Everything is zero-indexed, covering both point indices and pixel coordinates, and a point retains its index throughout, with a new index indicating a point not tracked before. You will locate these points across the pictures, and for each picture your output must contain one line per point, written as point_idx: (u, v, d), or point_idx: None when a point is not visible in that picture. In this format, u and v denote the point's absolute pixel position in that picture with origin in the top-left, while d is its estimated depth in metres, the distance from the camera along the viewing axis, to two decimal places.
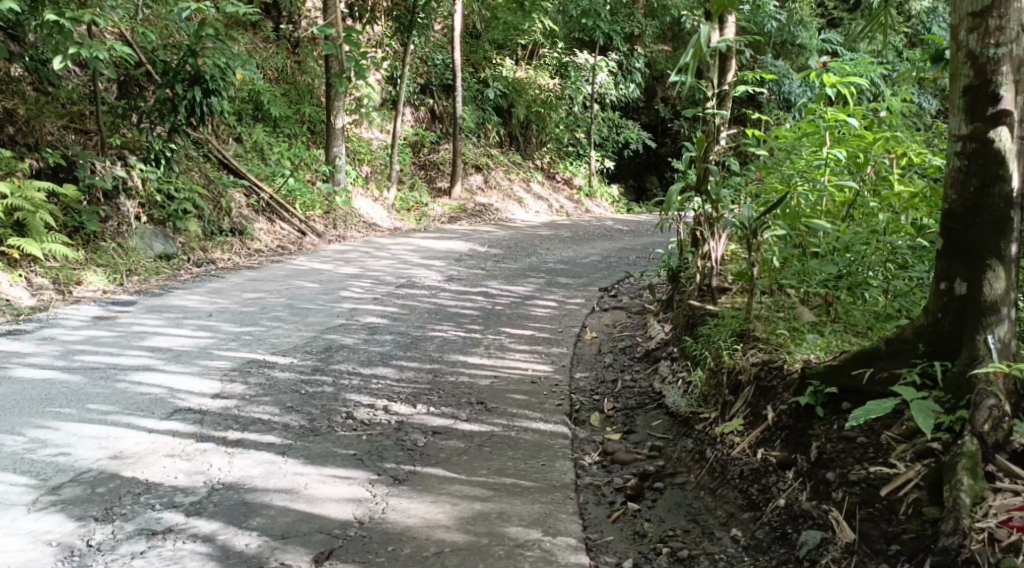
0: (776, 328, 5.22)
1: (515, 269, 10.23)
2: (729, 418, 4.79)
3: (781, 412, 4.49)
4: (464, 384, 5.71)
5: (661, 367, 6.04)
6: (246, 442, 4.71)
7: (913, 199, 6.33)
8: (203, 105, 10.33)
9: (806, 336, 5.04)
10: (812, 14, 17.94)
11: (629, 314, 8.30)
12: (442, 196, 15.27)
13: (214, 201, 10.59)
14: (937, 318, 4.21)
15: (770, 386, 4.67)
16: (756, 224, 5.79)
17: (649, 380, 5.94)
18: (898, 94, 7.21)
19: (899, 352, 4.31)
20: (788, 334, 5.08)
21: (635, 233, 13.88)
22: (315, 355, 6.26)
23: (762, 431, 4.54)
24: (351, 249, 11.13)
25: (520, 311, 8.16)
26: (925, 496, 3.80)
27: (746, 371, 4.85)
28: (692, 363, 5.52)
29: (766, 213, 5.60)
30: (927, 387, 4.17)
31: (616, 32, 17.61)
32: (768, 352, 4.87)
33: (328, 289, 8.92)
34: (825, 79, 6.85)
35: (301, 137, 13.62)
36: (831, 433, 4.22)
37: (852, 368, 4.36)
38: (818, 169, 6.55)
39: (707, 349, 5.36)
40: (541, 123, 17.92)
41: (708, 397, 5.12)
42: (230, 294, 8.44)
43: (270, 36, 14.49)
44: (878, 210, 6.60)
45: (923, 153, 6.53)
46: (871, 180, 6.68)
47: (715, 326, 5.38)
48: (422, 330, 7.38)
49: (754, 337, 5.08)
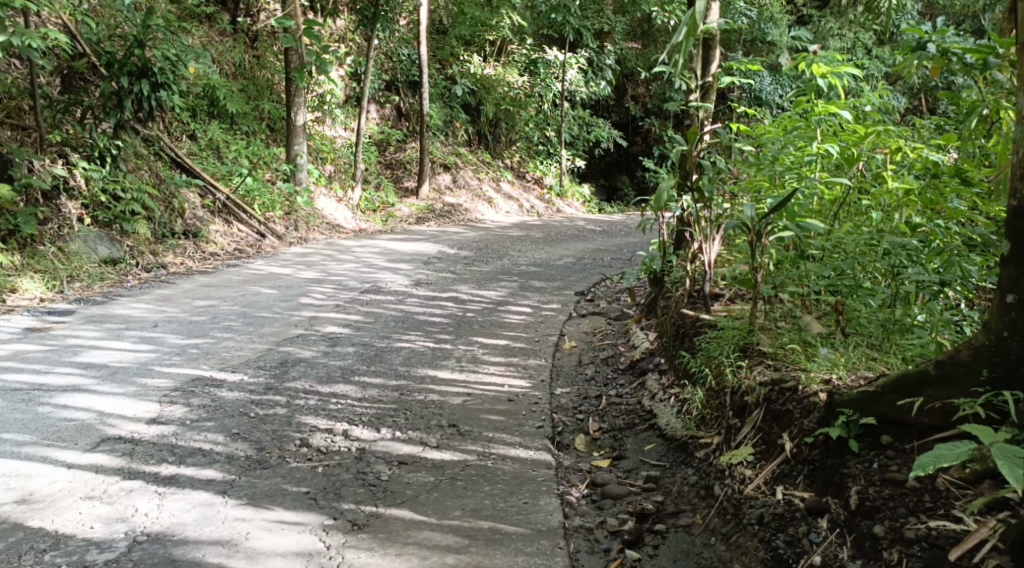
0: (784, 340, 4.70)
1: (486, 273, 9.68)
2: (736, 446, 4.30)
3: (801, 443, 4.03)
4: (433, 403, 5.15)
5: (649, 382, 5.52)
6: (181, 479, 4.12)
7: (907, 198, 5.84)
8: (151, 99, 9.75)
9: (818, 350, 4.52)
10: (783, 11, 17.54)
11: (609, 320, 7.78)
12: (409, 196, 14.67)
13: (165, 201, 9.99)
14: (1004, 339, 3.65)
15: (784, 411, 4.18)
16: (759, 225, 5.20)
17: (637, 397, 5.43)
18: (875, 92, 6.80)
19: (952, 377, 3.75)
20: (798, 349, 4.56)
21: (608, 234, 13.39)
22: (268, 372, 5.66)
23: (779, 465, 4.06)
24: (313, 252, 10.53)
25: (494, 319, 7.60)
26: (1007, 562, 3.29)
27: (753, 392, 4.36)
28: (687, 379, 5.01)
29: (773, 212, 5.02)
30: (995, 422, 3.60)
31: (586, 28, 17.14)
32: (779, 370, 4.38)
33: (286, 295, 8.32)
34: (816, 69, 6.26)
35: (259, 135, 12.99)
36: (871, 475, 3.72)
37: (896, 397, 3.82)
38: (810, 166, 6.00)
39: (706, 365, 4.82)
40: (510, 121, 17.36)
41: (706, 419, 4.64)
42: (179, 303, 7.82)
43: (227, 29, 13.81)
44: (870, 210, 6.11)
45: (920, 148, 6.04)
46: (862, 177, 6.17)
47: (714, 339, 4.85)
48: (388, 341, 6.81)
49: (760, 352, 4.57)
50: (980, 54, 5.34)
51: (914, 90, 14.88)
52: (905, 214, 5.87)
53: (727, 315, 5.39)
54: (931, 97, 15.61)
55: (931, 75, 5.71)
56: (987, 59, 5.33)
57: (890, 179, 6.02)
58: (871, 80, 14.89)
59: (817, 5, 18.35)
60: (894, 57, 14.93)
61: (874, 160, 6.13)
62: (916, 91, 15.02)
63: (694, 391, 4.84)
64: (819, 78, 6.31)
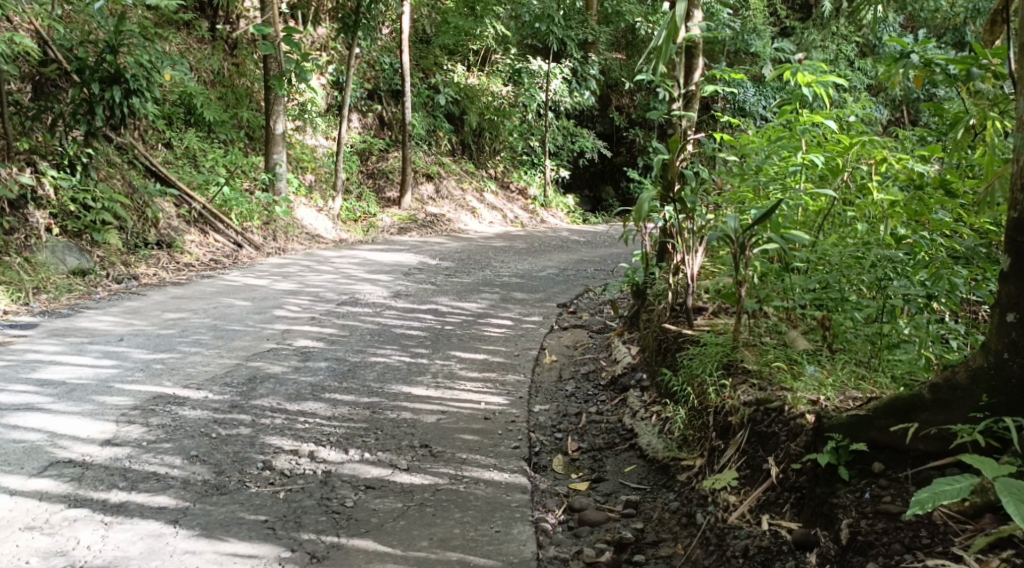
0: (769, 357, 4.53)
1: (467, 284, 9.47)
2: (719, 469, 4.13)
3: (787, 468, 3.87)
4: (405, 421, 4.95)
5: (629, 400, 5.33)
6: (130, 507, 3.93)
7: (893, 210, 5.67)
8: (123, 106, 9.62)
9: (804, 368, 4.35)
10: (765, 22, 17.46)
11: (591, 333, 7.59)
12: (391, 206, 14.45)
13: (139, 211, 9.77)
14: (1003, 360, 3.52)
15: (770, 433, 4.02)
16: (743, 236, 5.01)
17: (617, 414, 5.24)
18: (857, 103, 6.64)
19: (948, 402, 3.63)
20: (784, 366, 4.39)
21: (592, 245, 13.20)
22: (235, 389, 5.46)
23: (764, 491, 3.90)
24: (290, 263, 10.30)
25: (473, 332, 7.40)
26: None
27: (737, 413, 4.19)
28: (669, 397, 4.83)
29: (758, 225, 4.84)
30: (995, 451, 3.49)
31: (569, 37, 16.98)
32: (763, 389, 4.21)
33: (260, 307, 8.09)
34: (800, 77, 6.09)
35: (237, 144, 12.77)
36: (863, 507, 3.56)
37: (891, 423, 3.67)
38: (795, 176, 5.84)
39: (688, 383, 4.65)
40: (494, 131, 17.17)
41: (689, 440, 4.47)
42: (148, 315, 7.61)
43: (205, 36, 13.59)
44: (855, 222, 5.94)
45: (906, 158, 5.87)
46: (847, 187, 6.01)
47: (697, 355, 4.66)
48: (362, 356, 6.60)
49: (744, 370, 4.41)
50: (964, 64, 5.23)
51: (897, 101, 14.77)
52: (890, 226, 5.71)
53: (710, 330, 5.21)
54: (915, 109, 15.52)
55: (913, 85, 5.62)
56: (971, 69, 5.22)
57: (875, 191, 5.86)
58: (854, 92, 14.79)
59: (800, 17, 18.27)
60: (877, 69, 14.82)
61: (859, 171, 5.96)
62: (899, 102, 14.91)
63: (676, 410, 4.65)
64: (804, 86, 6.13)
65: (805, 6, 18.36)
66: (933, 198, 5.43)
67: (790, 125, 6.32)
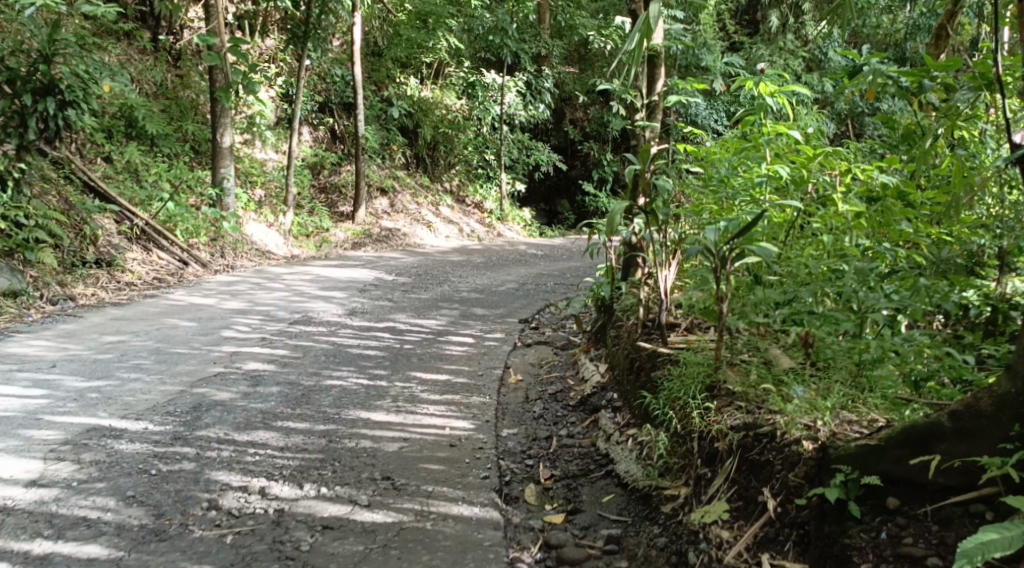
0: (754, 377, 4.37)
1: (425, 300, 9.16)
2: (708, 501, 4.00)
3: (797, 507, 3.74)
4: (365, 451, 4.71)
5: (601, 421, 5.08)
6: (57, 558, 3.74)
7: (858, 220, 5.52)
8: (58, 117, 9.16)
9: (792, 389, 4.20)
10: (715, 36, 17.40)
11: (556, 350, 7.33)
12: (344, 221, 14.06)
13: (76, 228, 9.39)
14: None
15: (763, 462, 3.91)
16: (724, 251, 4.73)
17: (589, 437, 4.99)
18: (813, 115, 6.61)
19: (970, 432, 3.55)
20: (770, 388, 4.26)
21: (550, 258, 12.93)
22: (178, 419, 5.28)
23: (762, 527, 3.80)
24: (240, 280, 9.92)
25: (433, 350, 7.08)
26: None
27: (724, 438, 4.08)
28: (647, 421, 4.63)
29: (738, 237, 4.62)
30: None
31: (523, 50, 16.74)
32: (750, 412, 4.11)
33: (207, 327, 7.72)
34: (764, 88, 6.01)
35: (182, 158, 12.35)
36: (883, 552, 3.48)
37: (910, 457, 3.59)
38: (762, 186, 5.63)
39: (668, 406, 4.45)
40: (448, 144, 16.85)
41: (671, 467, 4.32)
42: (85, 339, 7.26)
43: (147, 47, 13.18)
44: (819, 233, 5.75)
45: (871, 168, 5.70)
46: (814, 198, 5.82)
47: (678, 377, 4.48)
48: (317, 378, 6.26)
49: (729, 392, 4.26)
50: (915, 76, 5.44)
51: (843, 113, 14.79)
52: (854, 236, 5.58)
53: (688, 346, 4.94)
54: (861, 123, 15.58)
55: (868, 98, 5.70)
56: (922, 81, 5.42)
57: (839, 202, 5.66)
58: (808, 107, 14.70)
59: (748, 32, 18.34)
60: (824, 82, 14.85)
61: (825, 182, 5.79)
62: (843, 115, 14.95)
63: (657, 436, 4.45)
64: (766, 97, 6.06)
65: (752, 22, 18.42)
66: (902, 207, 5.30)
67: (754, 136, 6.14)
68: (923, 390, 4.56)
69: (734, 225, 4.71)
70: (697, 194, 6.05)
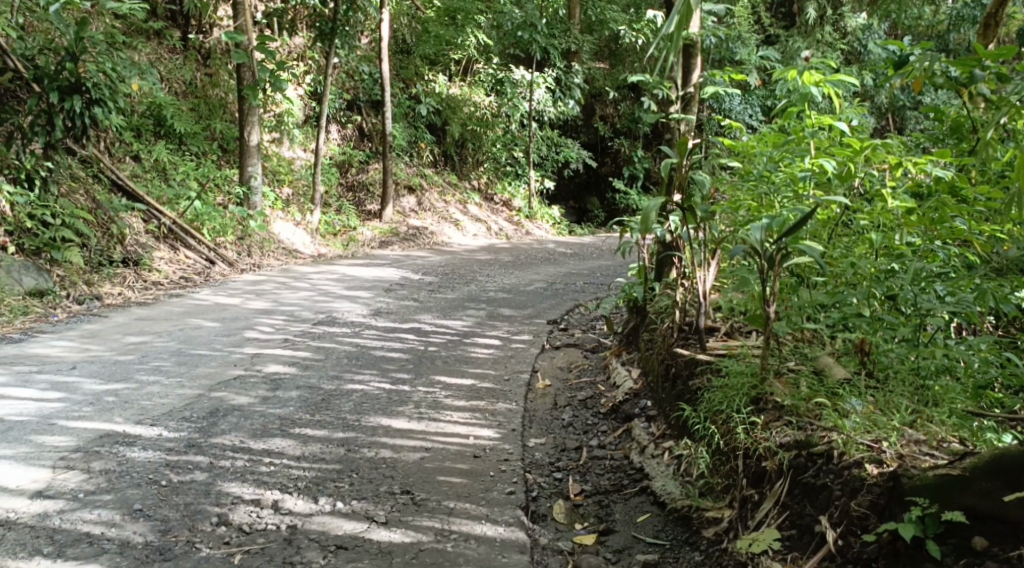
0: (803, 388, 4.21)
1: (452, 300, 8.92)
2: (755, 527, 3.90)
3: (863, 543, 3.60)
4: (384, 462, 4.47)
5: (635, 431, 4.84)
6: None
7: (908, 217, 5.19)
8: (84, 115, 9.00)
9: (847, 402, 4.04)
10: (749, 29, 17.00)
11: (586, 353, 7.06)
12: (372, 219, 13.85)
13: (103, 227, 9.23)
14: None
15: (819, 486, 3.79)
16: (771, 249, 4.44)
17: (624, 448, 4.76)
18: (857, 106, 6.27)
19: None
20: (823, 400, 4.11)
21: (579, 257, 12.65)
22: (194, 425, 5.06)
23: (817, 560, 3.67)
24: (266, 279, 9.73)
25: (458, 353, 6.82)
26: None
27: (772, 458, 3.97)
28: (689, 436, 4.46)
29: (789, 235, 4.31)
30: None
31: (553, 46, 16.44)
32: (801, 428, 4.01)
33: (230, 328, 7.53)
34: (808, 77, 5.70)
35: (209, 156, 12.17)
36: None
37: (1004, 493, 3.43)
38: (806, 181, 5.33)
39: (712, 421, 4.32)
40: (476, 141, 16.57)
41: (713, 487, 4.20)
42: (107, 340, 7.08)
43: (176, 46, 13.05)
44: (866, 231, 5.44)
45: (922, 161, 5.38)
46: (860, 194, 5.53)
47: (720, 388, 4.36)
48: (339, 382, 6.02)
49: (781, 407, 4.15)
50: (965, 66, 5.05)
51: (882, 106, 14.44)
52: (903, 234, 5.28)
53: (729, 352, 4.66)
54: (901, 117, 15.21)
55: (915, 89, 5.36)
56: (972, 71, 5.02)
57: (888, 198, 5.34)
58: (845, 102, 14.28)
59: (783, 24, 17.92)
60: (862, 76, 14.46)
61: (872, 176, 5.47)
62: (883, 108, 14.59)
63: (698, 453, 4.33)
64: (810, 86, 5.76)
65: (788, 15, 18.00)
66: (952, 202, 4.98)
67: (797, 128, 5.83)
68: (980, 399, 4.27)
69: (781, 223, 4.41)
70: (735, 190, 5.75)
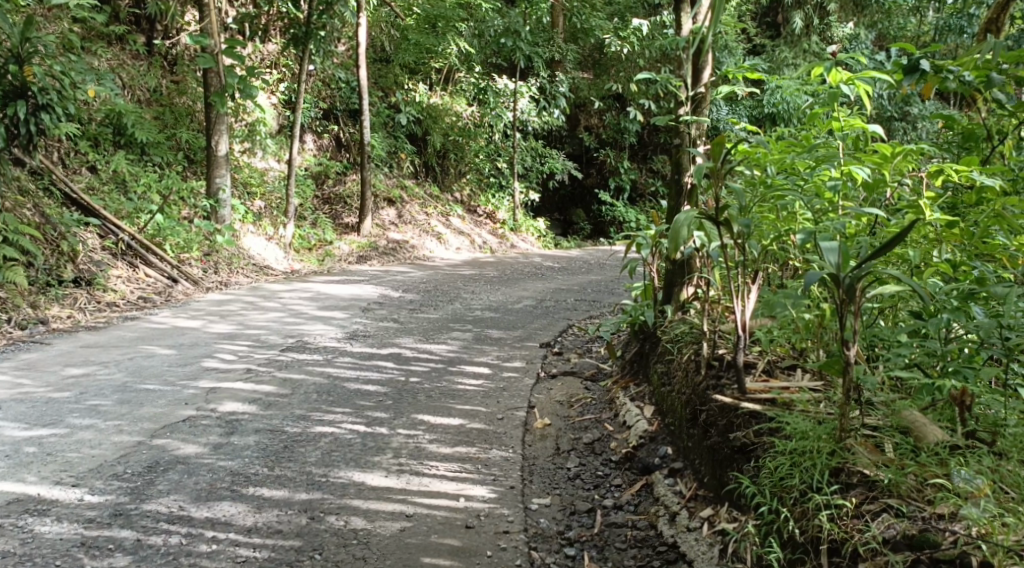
0: (889, 459, 3.52)
1: (435, 321, 8.09)
2: None
3: None
4: (355, 536, 3.83)
5: (666, 498, 4.13)
6: None
7: (946, 231, 4.47)
8: (30, 123, 8.36)
9: (958, 478, 3.38)
10: (739, 38, 16.24)
11: (585, 381, 6.25)
12: (349, 233, 12.98)
13: (52, 243, 8.37)
14: None
15: None
16: (848, 276, 3.61)
17: (653, 518, 4.06)
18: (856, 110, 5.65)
19: None
20: (922, 476, 3.45)
21: (568, 271, 11.87)
22: (127, 484, 4.22)
23: None
24: (233, 299, 8.85)
25: (445, 386, 5.96)
26: None
27: (876, 559, 3.27)
28: (745, 514, 3.73)
29: (876, 258, 3.55)
30: None
31: (537, 54, 15.68)
32: (911, 520, 3.33)
33: (187, 356, 6.67)
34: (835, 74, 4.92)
35: (175, 167, 11.23)
36: None
37: None
38: (837, 192, 4.53)
39: (780, 503, 3.58)
40: (459, 152, 15.71)
41: None
42: (44, 373, 6.20)
43: (140, 52, 12.12)
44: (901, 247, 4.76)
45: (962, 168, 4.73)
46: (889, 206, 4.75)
47: (788, 459, 3.61)
48: (305, 422, 5.20)
49: (876, 487, 3.44)
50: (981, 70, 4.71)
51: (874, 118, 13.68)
52: (944, 248, 4.50)
53: (779, 402, 3.91)
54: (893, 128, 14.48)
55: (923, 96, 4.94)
56: (989, 74, 4.69)
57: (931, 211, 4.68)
58: None
59: (770, 34, 17.10)
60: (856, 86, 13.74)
61: (909, 186, 4.78)
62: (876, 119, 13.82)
63: (760, 540, 3.60)
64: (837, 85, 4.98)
65: (773, 24, 17.18)
66: (1004, 212, 4.29)
67: (814, 134, 5.15)
68: None
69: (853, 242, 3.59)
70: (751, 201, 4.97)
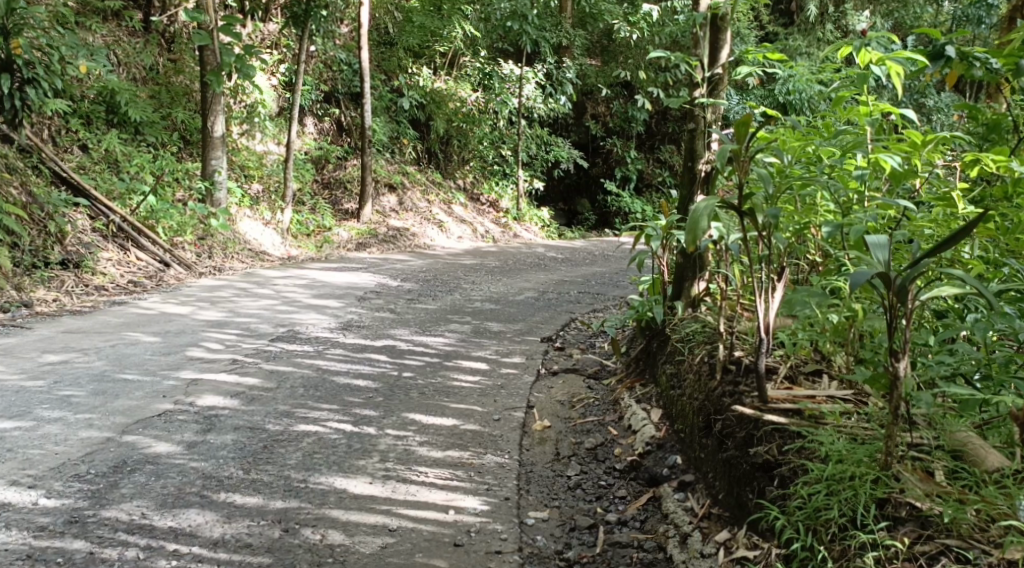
0: (947, 491, 3.16)
1: (433, 312, 7.72)
2: None
3: None
4: (331, 554, 3.50)
5: (677, 518, 3.78)
6: None
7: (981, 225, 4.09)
8: (14, 96, 8.32)
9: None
10: (751, 27, 15.80)
11: (588, 380, 5.88)
12: (348, 219, 12.59)
13: (40, 224, 8.00)
14: None
15: None
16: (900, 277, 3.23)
17: (665, 540, 3.71)
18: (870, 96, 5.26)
19: None
20: (990, 511, 3.09)
21: (571, 263, 11.49)
22: (89, 486, 3.88)
23: None
24: (226, 285, 8.49)
25: (440, 382, 5.60)
26: None
27: None
28: (770, 542, 3.38)
29: (931, 257, 3.18)
30: None
31: (544, 39, 15.25)
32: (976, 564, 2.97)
33: (173, 344, 6.31)
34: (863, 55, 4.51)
35: (170, 148, 10.83)
36: None
37: None
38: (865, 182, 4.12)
39: (818, 536, 3.22)
40: (462, 138, 15.29)
41: None
42: (20, 359, 5.85)
43: (137, 29, 11.74)
44: None
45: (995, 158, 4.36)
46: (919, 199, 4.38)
47: (829, 488, 3.26)
48: (288, 420, 4.83)
49: (935, 524, 3.09)
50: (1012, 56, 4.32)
51: None
52: (977, 245, 4.13)
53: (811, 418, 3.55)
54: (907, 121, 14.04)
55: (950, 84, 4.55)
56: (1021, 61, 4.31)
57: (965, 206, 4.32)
58: None
59: (783, 22, 16.65)
60: None
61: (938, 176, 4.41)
62: None
63: None
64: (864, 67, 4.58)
65: (786, 13, 16.69)
66: None
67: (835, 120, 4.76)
68: None
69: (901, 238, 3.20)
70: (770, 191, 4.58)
